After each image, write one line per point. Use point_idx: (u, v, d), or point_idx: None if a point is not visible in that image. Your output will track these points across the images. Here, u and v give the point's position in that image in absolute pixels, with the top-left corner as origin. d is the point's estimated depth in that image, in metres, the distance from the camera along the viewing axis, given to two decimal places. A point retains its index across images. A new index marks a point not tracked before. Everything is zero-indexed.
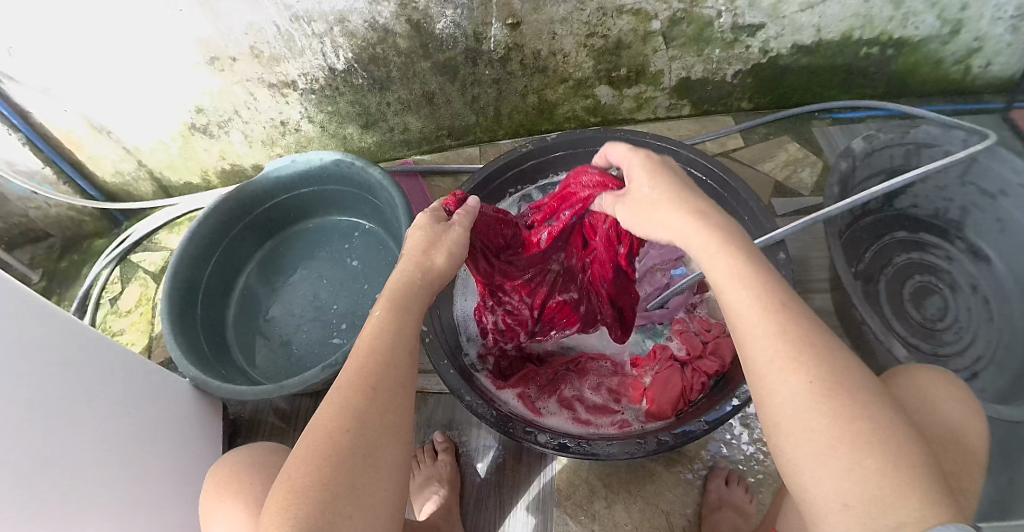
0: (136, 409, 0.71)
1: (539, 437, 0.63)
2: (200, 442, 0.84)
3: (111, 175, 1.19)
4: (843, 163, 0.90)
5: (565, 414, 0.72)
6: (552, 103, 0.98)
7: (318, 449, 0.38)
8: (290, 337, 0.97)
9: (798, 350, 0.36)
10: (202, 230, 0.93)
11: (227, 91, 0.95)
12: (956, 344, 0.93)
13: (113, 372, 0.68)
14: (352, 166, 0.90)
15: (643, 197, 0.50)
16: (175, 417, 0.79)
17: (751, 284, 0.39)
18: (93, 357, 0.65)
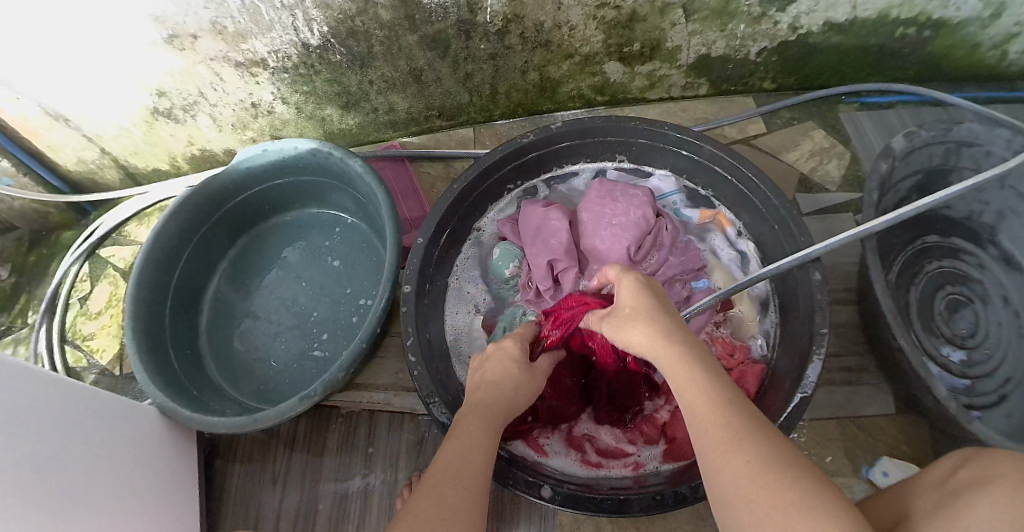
0: (117, 464, 0.66)
1: (541, 490, 0.56)
2: (163, 471, 0.76)
3: (74, 164, 1.07)
4: (882, 165, 0.79)
5: (573, 455, 0.66)
6: (555, 80, 0.89)
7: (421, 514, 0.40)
8: (267, 347, 0.89)
9: (736, 434, 0.38)
10: (168, 230, 0.83)
11: (191, 71, 0.85)
12: (986, 365, 0.85)
13: (82, 416, 0.63)
14: (329, 157, 0.80)
15: (626, 313, 0.51)
16: (145, 458, 0.73)
17: (699, 386, 0.42)
18: (59, 401, 0.60)
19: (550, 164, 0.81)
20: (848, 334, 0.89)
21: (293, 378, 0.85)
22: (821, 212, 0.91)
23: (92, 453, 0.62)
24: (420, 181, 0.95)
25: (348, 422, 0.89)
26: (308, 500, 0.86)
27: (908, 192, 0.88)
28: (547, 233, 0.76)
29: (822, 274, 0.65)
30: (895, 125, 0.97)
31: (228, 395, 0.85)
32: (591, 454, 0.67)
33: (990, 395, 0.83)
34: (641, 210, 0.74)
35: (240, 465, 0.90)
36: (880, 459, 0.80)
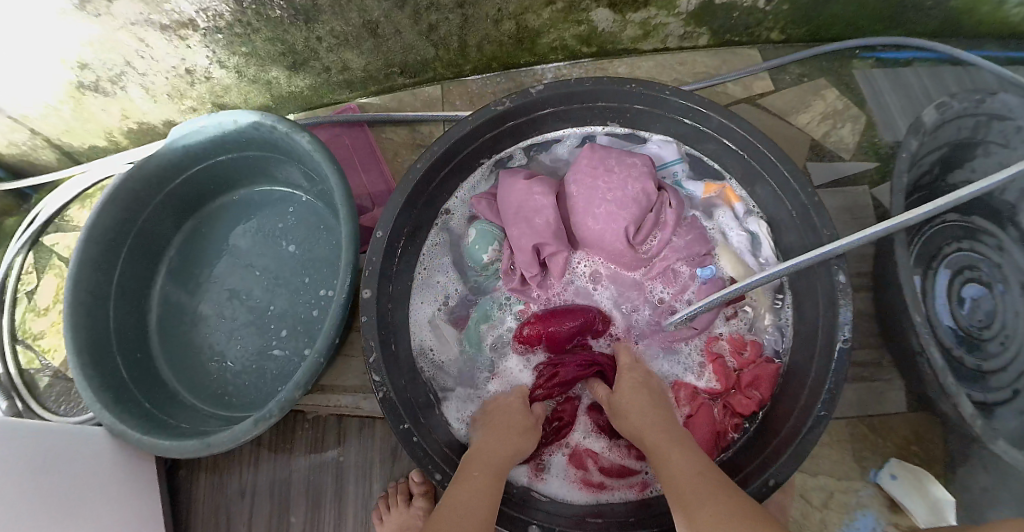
0: (97, 510, 0.65)
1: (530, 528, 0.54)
2: (122, 507, 0.70)
3: (3, 145, 0.94)
4: (912, 143, 0.72)
5: (573, 476, 0.63)
6: (534, 30, 0.77)
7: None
8: (222, 348, 0.80)
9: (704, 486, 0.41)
10: (100, 225, 0.72)
11: (111, 39, 0.73)
12: (1000, 359, 0.78)
13: (40, 471, 0.59)
14: (274, 131, 0.69)
15: (624, 401, 0.57)
16: (117, 499, 0.69)
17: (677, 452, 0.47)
18: (11, 449, 0.57)
19: (528, 133, 0.71)
20: (860, 325, 0.81)
21: (252, 381, 0.77)
22: (835, 184, 0.84)
23: (56, 500, 0.59)
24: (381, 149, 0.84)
25: (317, 426, 0.81)
26: (276, 514, 0.79)
27: (930, 166, 0.81)
28: (530, 212, 0.66)
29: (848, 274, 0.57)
30: (912, 86, 0.87)
31: (185, 402, 0.77)
32: (593, 474, 0.63)
33: (1004, 390, 0.77)
34: (641, 183, 0.65)
35: (205, 474, 0.82)
36: (887, 462, 0.76)
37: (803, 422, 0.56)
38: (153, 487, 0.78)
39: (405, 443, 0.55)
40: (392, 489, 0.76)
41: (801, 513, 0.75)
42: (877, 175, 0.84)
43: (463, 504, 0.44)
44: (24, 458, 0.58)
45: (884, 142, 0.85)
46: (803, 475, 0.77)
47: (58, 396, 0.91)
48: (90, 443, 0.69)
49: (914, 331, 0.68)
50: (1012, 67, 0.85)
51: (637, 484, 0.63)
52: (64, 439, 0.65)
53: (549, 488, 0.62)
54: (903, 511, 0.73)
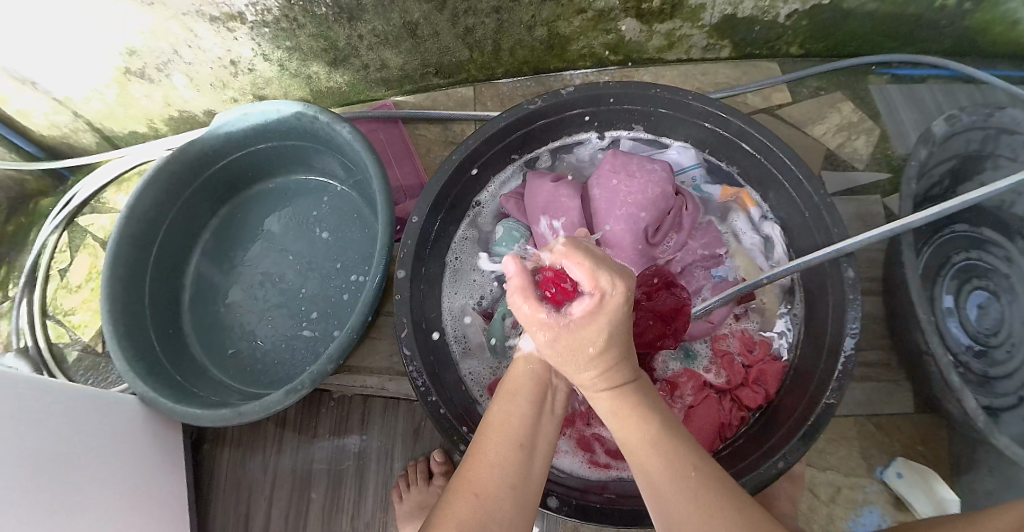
0: (137, 467, 0.71)
1: (547, 500, 0.57)
2: (156, 467, 0.76)
3: (46, 128, 0.98)
4: (922, 152, 0.75)
5: (581, 455, 0.67)
6: (564, 37, 0.81)
7: (477, 472, 0.40)
8: (253, 327, 0.83)
9: (683, 490, 0.37)
10: (142, 204, 0.76)
11: (162, 28, 0.77)
12: (1006, 366, 0.80)
13: (94, 430, 0.66)
14: (316, 121, 0.73)
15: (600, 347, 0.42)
16: (154, 459, 0.76)
17: (660, 447, 0.39)
18: (43, 420, 0.60)
19: (556, 133, 0.74)
20: (870, 327, 0.84)
21: (281, 361, 0.81)
22: (848, 193, 0.87)
23: (106, 457, 0.66)
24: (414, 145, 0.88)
25: (341, 405, 0.84)
26: (300, 489, 0.82)
27: (941, 177, 0.84)
28: (556, 212, 0.69)
29: (856, 271, 0.60)
30: (925, 101, 0.90)
31: (214, 377, 0.81)
32: (600, 454, 0.67)
33: (1009, 396, 0.79)
34: (661, 187, 0.68)
35: (227, 450, 0.86)
36: (895, 460, 0.78)
37: (809, 412, 0.59)
38: (179, 459, 0.81)
39: (433, 416, 0.58)
40: (412, 467, 0.79)
41: (809, 507, 0.78)
42: (890, 185, 0.86)
43: (512, 420, 0.44)
44: (55, 427, 0.61)
45: (896, 154, 0.88)
46: (812, 471, 0.80)
47: (85, 371, 0.95)
48: (125, 407, 0.73)
49: (923, 333, 0.71)
50: None
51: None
52: (117, 398, 0.72)
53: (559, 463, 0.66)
54: (909, 509, 0.76)
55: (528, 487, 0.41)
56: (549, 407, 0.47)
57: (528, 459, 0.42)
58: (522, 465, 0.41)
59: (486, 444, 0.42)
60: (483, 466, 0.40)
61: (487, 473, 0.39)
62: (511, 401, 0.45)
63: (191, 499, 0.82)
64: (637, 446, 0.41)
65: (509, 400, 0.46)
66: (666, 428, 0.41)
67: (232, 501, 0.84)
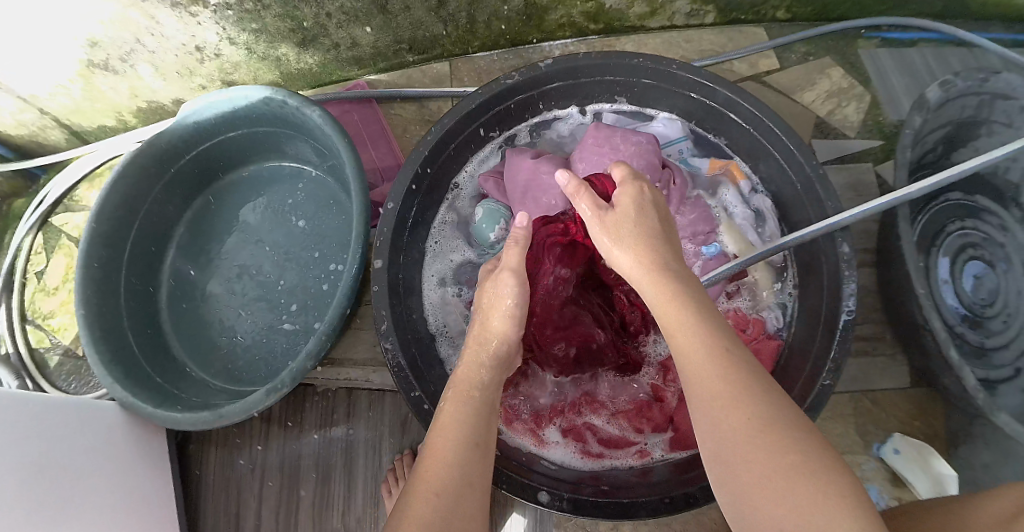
0: (126, 479, 0.70)
1: (539, 495, 0.55)
2: (143, 476, 0.74)
3: (10, 126, 0.94)
4: (917, 119, 0.73)
5: (573, 445, 0.64)
6: (542, 7, 0.77)
7: (437, 472, 0.38)
8: (233, 323, 0.81)
9: (716, 360, 0.37)
10: (112, 201, 0.73)
11: (124, 17, 0.74)
12: (1002, 336, 0.79)
13: (79, 442, 0.64)
14: (285, 105, 0.70)
15: (640, 223, 0.50)
16: (142, 468, 0.74)
17: (697, 333, 0.40)
18: (22, 432, 0.58)
19: (536, 107, 0.71)
20: (864, 300, 0.83)
21: (262, 355, 0.79)
22: (839, 161, 0.85)
23: (92, 471, 0.64)
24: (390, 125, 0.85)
25: (326, 398, 0.83)
26: (290, 487, 0.81)
27: (935, 144, 0.82)
28: (537, 191, 0.68)
29: (851, 246, 0.58)
30: (916, 65, 0.88)
31: (196, 377, 0.79)
32: (593, 443, 0.64)
33: (1005, 367, 0.78)
34: (647, 161, 0.66)
35: (214, 450, 0.84)
36: (891, 437, 0.77)
37: (805, 396, 0.57)
38: (165, 463, 0.79)
39: (417, 412, 0.56)
40: (399, 461, 0.77)
41: None
42: (882, 152, 0.85)
43: (463, 417, 0.44)
44: (35, 439, 0.59)
45: (888, 121, 0.86)
46: None
47: (68, 375, 0.93)
48: (106, 414, 0.71)
49: (920, 306, 0.69)
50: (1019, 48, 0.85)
51: (635, 452, 0.64)
52: (102, 409, 0.70)
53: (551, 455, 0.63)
54: (906, 485, 0.75)
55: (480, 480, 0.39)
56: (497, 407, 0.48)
57: (483, 456, 0.41)
58: (475, 454, 0.41)
59: (442, 441, 0.41)
60: (441, 458, 0.39)
61: (443, 463, 0.39)
62: (461, 401, 0.46)
63: (179, 504, 0.80)
64: (677, 332, 0.41)
65: (460, 398, 0.46)
66: (704, 316, 0.41)
67: (221, 503, 0.82)
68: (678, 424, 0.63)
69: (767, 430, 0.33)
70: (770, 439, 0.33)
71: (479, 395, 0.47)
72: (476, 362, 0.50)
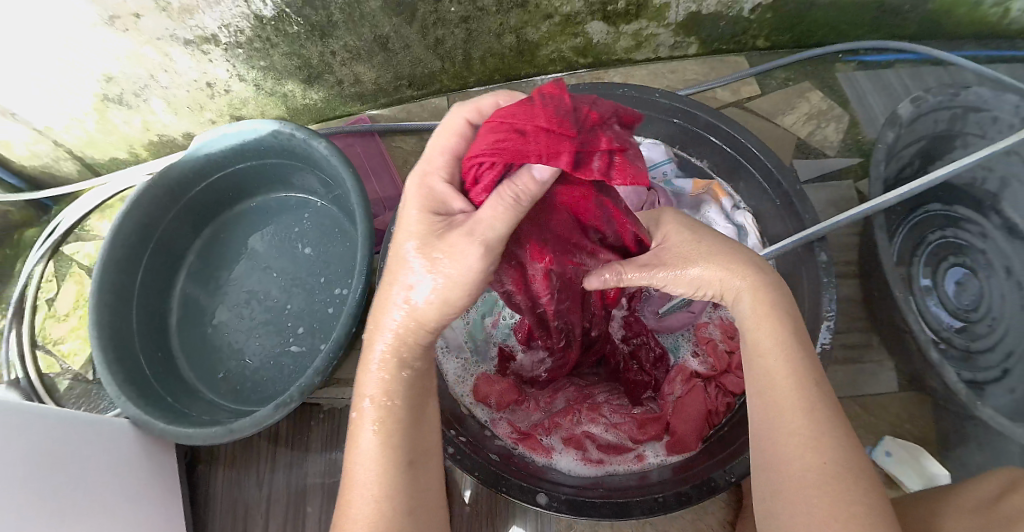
0: (134, 492, 0.72)
1: (537, 497, 0.57)
2: (152, 491, 0.76)
3: (25, 158, 0.97)
4: (888, 134, 0.77)
5: (573, 452, 0.65)
6: (533, 43, 0.82)
7: (377, 520, 0.39)
8: (242, 345, 0.84)
9: (806, 400, 0.41)
10: (127, 227, 0.77)
11: (138, 53, 0.78)
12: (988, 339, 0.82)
13: (87, 455, 0.66)
14: (293, 138, 0.74)
15: (698, 245, 0.50)
16: (151, 483, 0.76)
17: (794, 375, 0.42)
18: (29, 438, 0.60)
19: None
20: (848, 309, 0.85)
21: (270, 377, 0.81)
22: (820, 180, 0.89)
23: (101, 483, 0.67)
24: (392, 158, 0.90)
25: (331, 417, 0.86)
26: (296, 504, 0.83)
27: (911, 158, 0.86)
28: None
29: (829, 255, 0.63)
30: (892, 86, 0.92)
31: (205, 397, 0.82)
32: (592, 450, 0.66)
33: (992, 369, 0.81)
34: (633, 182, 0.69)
35: (223, 469, 0.86)
36: (882, 439, 0.79)
37: None
38: (176, 480, 0.81)
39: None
40: None
41: None
42: (862, 169, 0.89)
43: (387, 442, 0.42)
44: (45, 450, 0.61)
45: (867, 139, 0.90)
46: None
47: (78, 398, 0.95)
48: (116, 431, 0.73)
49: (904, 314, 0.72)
50: (987, 68, 0.89)
51: (635, 457, 0.65)
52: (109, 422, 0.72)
53: (551, 461, 0.64)
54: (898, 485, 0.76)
55: (426, 514, 0.41)
56: (424, 409, 0.46)
57: (420, 472, 0.43)
58: (405, 468, 0.42)
59: (367, 474, 0.41)
60: (356, 491, 0.41)
61: (358, 501, 0.40)
62: (383, 419, 0.43)
63: (187, 520, 0.82)
64: (768, 358, 0.44)
65: (383, 411, 0.43)
66: (800, 355, 0.44)
67: (228, 521, 0.84)
68: (675, 429, 0.65)
69: (834, 479, 0.37)
70: (847, 500, 0.37)
71: (401, 402, 0.44)
72: (386, 352, 0.45)
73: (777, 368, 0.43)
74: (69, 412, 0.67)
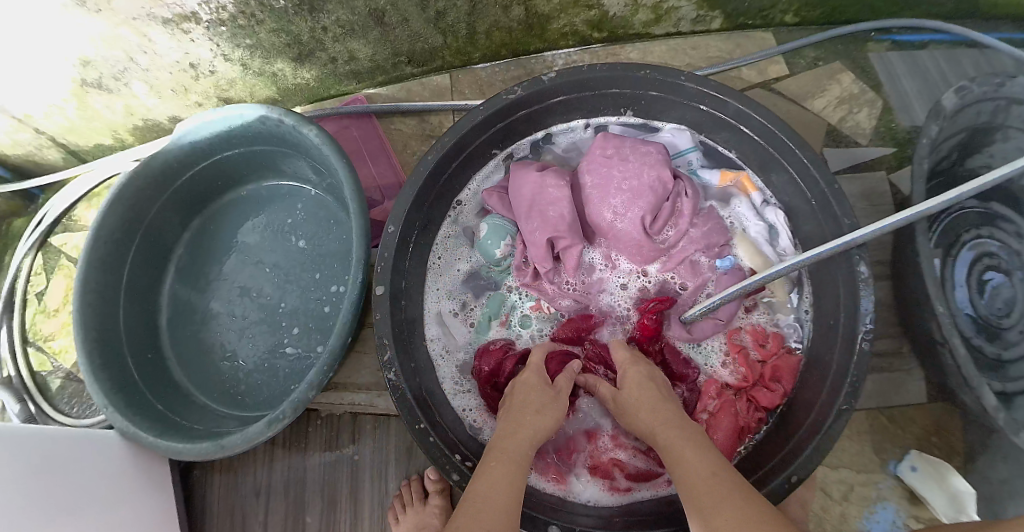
0: (127, 501, 0.68)
1: (549, 530, 0.53)
2: (144, 498, 0.72)
3: (7, 146, 0.93)
4: (931, 128, 0.71)
5: (599, 480, 0.61)
6: (544, 16, 0.76)
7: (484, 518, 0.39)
8: (233, 347, 0.79)
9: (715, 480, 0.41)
10: (109, 223, 0.72)
11: (115, 35, 0.72)
12: (1020, 348, 0.75)
13: (80, 469, 0.62)
14: (282, 124, 0.68)
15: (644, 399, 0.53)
16: (143, 491, 0.72)
17: (698, 463, 0.43)
18: (17, 451, 0.56)
19: (539, 120, 0.68)
20: (880, 313, 0.79)
21: (264, 379, 0.76)
22: (852, 169, 0.82)
23: (96, 494, 0.63)
24: (390, 140, 0.84)
25: (330, 422, 0.80)
26: (293, 514, 0.78)
27: (949, 151, 0.79)
28: (545, 204, 0.65)
29: (870, 264, 0.56)
30: (927, 69, 0.85)
31: (196, 401, 0.77)
32: (619, 479, 0.61)
33: (1023, 381, 0.73)
34: (657, 171, 0.64)
35: (214, 479, 0.81)
36: (908, 453, 0.74)
37: (828, 411, 0.54)
38: (168, 488, 0.77)
39: (421, 442, 0.54)
40: (406, 486, 0.76)
41: (822, 507, 0.74)
42: (896, 159, 0.82)
43: (500, 473, 0.44)
44: (35, 465, 0.57)
45: (901, 128, 0.83)
46: (823, 469, 0.76)
47: (69, 398, 0.91)
48: (102, 440, 0.68)
49: (940, 323, 0.66)
50: None
51: (662, 481, 0.61)
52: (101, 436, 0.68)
53: (570, 491, 0.60)
54: (924, 503, 0.72)
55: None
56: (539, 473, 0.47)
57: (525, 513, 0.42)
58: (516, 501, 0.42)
59: (489, 490, 0.42)
60: (484, 514, 0.40)
61: (489, 513, 0.40)
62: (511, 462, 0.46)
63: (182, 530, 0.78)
64: (684, 459, 0.45)
65: (499, 460, 0.46)
66: (707, 451, 0.45)
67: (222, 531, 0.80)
68: None
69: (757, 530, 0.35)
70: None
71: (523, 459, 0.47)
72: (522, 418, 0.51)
73: (690, 463, 0.44)
74: (55, 428, 0.63)
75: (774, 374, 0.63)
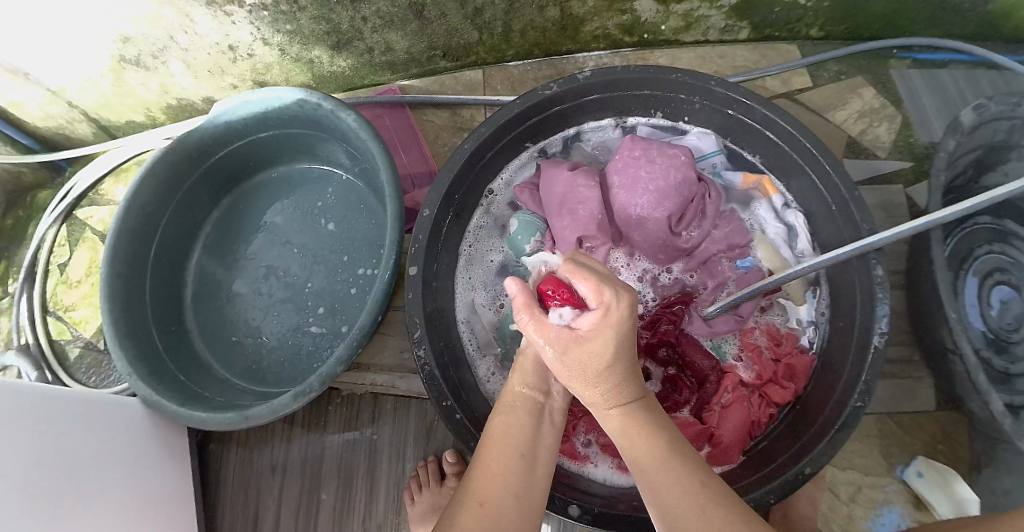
0: (147, 466, 0.70)
1: (568, 508, 0.54)
2: (163, 464, 0.74)
3: (41, 119, 0.95)
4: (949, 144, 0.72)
5: (609, 459, 0.63)
6: (578, 18, 0.78)
7: (491, 483, 0.38)
8: (257, 323, 0.81)
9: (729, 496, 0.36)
10: (141, 197, 0.73)
11: (157, 14, 0.74)
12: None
13: (106, 431, 0.65)
14: (319, 108, 0.71)
15: (584, 363, 0.42)
16: (163, 457, 0.74)
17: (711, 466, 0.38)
18: (51, 411, 0.59)
19: (570, 117, 0.70)
20: (892, 322, 0.81)
21: (287, 357, 0.79)
22: (870, 181, 0.84)
23: (120, 457, 0.65)
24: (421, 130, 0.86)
25: (351, 402, 0.82)
26: (310, 490, 0.81)
27: (964, 167, 0.81)
28: (575, 202, 0.66)
29: (886, 269, 0.57)
30: (948, 87, 0.87)
31: (219, 374, 0.79)
32: None
33: None
34: (684, 173, 0.66)
35: (232, 451, 0.84)
36: (915, 459, 0.76)
37: (839, 410, 0.56)
38: (186, 459, 0.79)
39: (448, 421, 0.56)
40: (424, 468, 0.77)
41: (830, 506, 0.76)
42: (913, 174, 0.84)
43: (502, 430, 0.43)
44: (66, 424, 0.60)
45: (919, 143, 0.85)
46: (832, 470, 0.77)
47: (87, 368, 0.93)
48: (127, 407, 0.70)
49: (951, 331, 0.68)
50: None
51: None
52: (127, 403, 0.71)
53: (585, 469, 0.63)
54: (928, 508, 0.74)
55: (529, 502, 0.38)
56: (548, 422, 0.46)
57: (536, 476, 0.41)
58: (520, 455, 0.41)
59: (492, 450, 0.41)
60: (495, 472, 0.39)
61: (497, 480, 0.38)
62: (513, 415, 0.45)
63: (197, 501, 0.80)
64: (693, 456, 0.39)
65: (505, 416, 0.45)
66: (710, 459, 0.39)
67: (237, 502, 0.82)
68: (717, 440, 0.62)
69: None
70: None
71: (525, 415, 0.45)
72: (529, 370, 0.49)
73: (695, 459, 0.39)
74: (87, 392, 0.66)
75: (789, 369, 0.64)
